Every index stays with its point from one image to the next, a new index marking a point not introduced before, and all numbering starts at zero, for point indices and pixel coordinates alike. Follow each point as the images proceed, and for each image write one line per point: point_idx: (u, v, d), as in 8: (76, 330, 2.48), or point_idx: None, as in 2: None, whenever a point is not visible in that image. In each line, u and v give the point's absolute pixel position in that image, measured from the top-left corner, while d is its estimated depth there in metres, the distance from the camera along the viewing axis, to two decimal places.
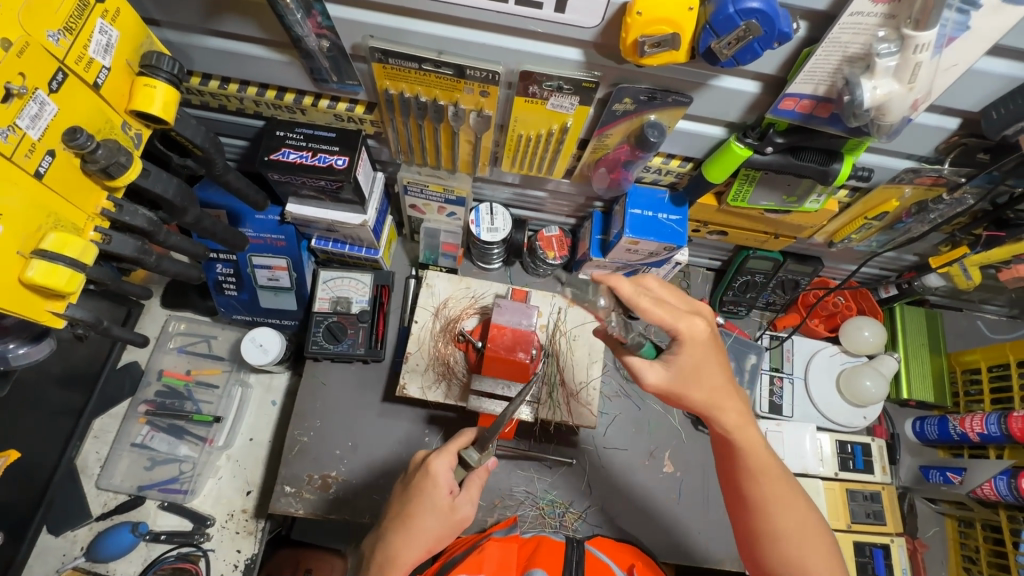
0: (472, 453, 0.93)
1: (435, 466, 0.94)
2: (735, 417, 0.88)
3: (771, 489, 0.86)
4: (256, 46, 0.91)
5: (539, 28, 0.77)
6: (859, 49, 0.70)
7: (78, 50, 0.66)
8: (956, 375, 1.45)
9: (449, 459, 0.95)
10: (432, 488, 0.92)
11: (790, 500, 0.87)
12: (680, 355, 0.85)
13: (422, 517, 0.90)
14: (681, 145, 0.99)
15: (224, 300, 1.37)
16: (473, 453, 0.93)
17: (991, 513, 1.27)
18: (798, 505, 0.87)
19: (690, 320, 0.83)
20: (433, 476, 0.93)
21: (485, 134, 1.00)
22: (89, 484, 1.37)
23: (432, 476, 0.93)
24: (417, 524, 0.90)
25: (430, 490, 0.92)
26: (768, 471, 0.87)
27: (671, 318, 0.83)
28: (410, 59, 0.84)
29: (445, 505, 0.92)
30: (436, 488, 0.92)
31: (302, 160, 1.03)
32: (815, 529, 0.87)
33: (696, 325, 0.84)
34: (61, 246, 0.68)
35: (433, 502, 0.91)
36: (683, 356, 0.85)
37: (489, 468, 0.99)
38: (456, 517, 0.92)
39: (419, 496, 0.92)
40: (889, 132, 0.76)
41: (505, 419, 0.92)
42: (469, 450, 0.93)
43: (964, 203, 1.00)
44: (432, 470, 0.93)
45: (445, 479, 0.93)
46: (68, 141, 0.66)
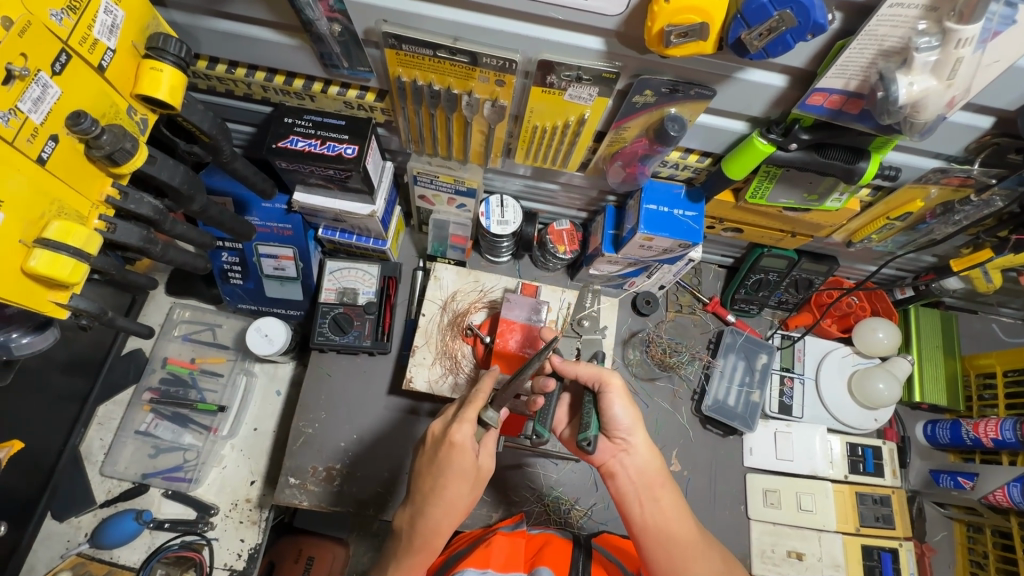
0: (492, 415, 0.90)
1: (457, 436, 0.88)
2: (656, 463, 0.99)
3: (691, 537, 0.92)
4: (264, 29, 0.88)
5: (560, 15, 0.74)
6: (896, 43, 0.66)
7: (82, 31, 0.64)
8: (970, 379, 1.43)
9: (469, 426, 0.90)
10: (459, 456, 0.88)
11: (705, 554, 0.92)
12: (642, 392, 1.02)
13: (456, 488, 0.89)
14: (701, 140, 0.96)
15: (229, 289, 1.35)
16: (493, 414, 0.90)
17: (1003, 519, 1.26)
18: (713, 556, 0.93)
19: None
20: (459, 446, 0.88)
21: (499, 125, 0.98)
22: (93, 471, 1.36)
23: (457, 447, 0.88)
24: (449, 494, 0.89)
25: (458, 459, 0.88)
26: (685, 516, 0.94)
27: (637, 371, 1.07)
28: (424, 46, 0.82)
29: (472, 467, 0.89)
30: (463, 456, 0.89)
31: (310, 148, 1.00)
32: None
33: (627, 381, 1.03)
34: (65, 235, 0.66)
35: (461, 470, 0.89)
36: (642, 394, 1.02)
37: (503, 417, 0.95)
38: (480, 474, 0.92)
39: (446, 465, 0.89)
40: (922, 130, 0.73)
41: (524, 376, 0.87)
42: (488, 411, 0.90)
43: (992, 206, 0.97)
44: (455, 440, 0.88)
45: (470, 444, 0.89)
46: (72, 126, 0.64)
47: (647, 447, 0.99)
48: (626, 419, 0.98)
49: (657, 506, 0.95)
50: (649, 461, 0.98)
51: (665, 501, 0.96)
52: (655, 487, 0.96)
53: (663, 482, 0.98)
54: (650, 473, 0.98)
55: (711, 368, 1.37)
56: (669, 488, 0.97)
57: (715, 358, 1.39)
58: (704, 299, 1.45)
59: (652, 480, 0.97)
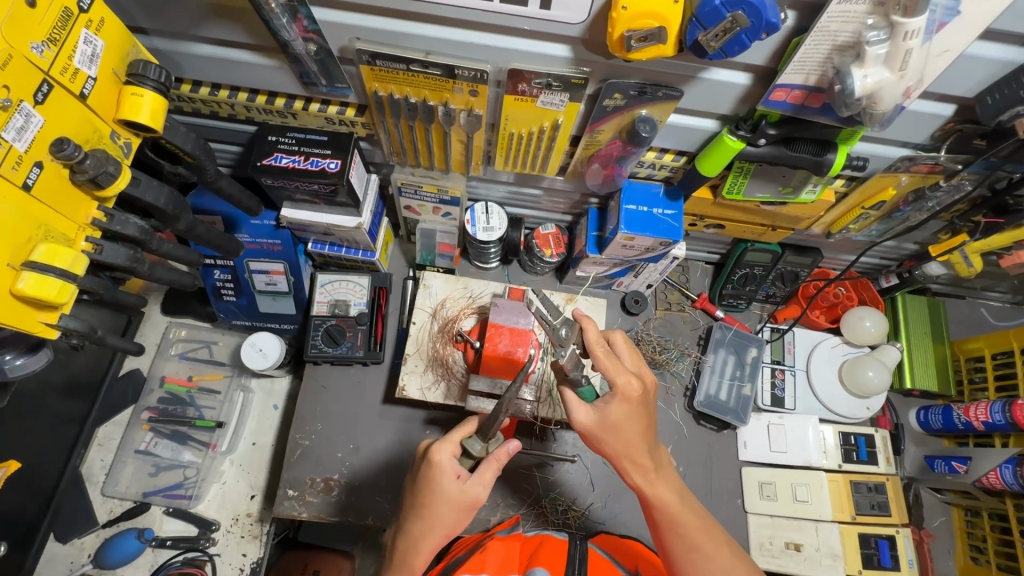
0: (475, 443, 0.88)
1: (436, 456, 0.85)
2: (643, 476, 0.90)
3: (691, 544, 0.88)
4: (243, 52, 0.91)
5: (526, 25, 0.77)
6: (849, 38, 0.69)
7: (63, 61, 0.66)
8: (960, 363, 1.44)
9: (451, 449, 0.86)
10: (439, 478, 0.84)
11: (709, 557, 0.88)
12: (611, 407, 0.86)
13: (439, 509, 0.84)
14: (674, 139, 0.98)
15: (223, 306, 1.37)
16: (477, 443, 0.87)
17: (998, 502, 1.26)
18: (721, 556, 0.88)
19: (628, 375, 0.87)
20: (437, 466, 0.85)
21: (476, 134, 1.00)
22: (95, 492, 1.38)
23: (437, 467, 0.85)
24: (433, 516, 0.84)
25: (438, 480, 0.84)
26: (697, 531, 0.89)
27: (611, 368, 0.87)
28: (398, 61, 0.84)
29: (454, 491, 0.84)
30: (444, 478, 0.85)
31: (294, 164, 1.03)
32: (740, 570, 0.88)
33: (608, 403, 0.87)
34: (51, 257, 0.68)
35: (443, 492, 0.84)
36: (612, 408, 0.86)
37: (510, 452, 0.88)
38: (467, 501, 0.85)
39: (428, 487, 0.85)
40: (882, 120, 0.75)
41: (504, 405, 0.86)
42: (472, 440, 0.88)
43: (962, 190, 0.99)
44: (433, 459, 0.85)
45: (451, 466, 0.85)
46: (55, 152, 0.66)
47: (628, 464, 0.89)
48: (599, 444, 0.89)
49: (655, 514, 0.91)
50: (638, 475, 0.90)
51: (661, 510, 0.90)
52: (647, 499, 0.90)
53: (655, 490, 0.90)
54: (652, 489, 0.90)
55: (702, 364, 1.39)
56: (663, 495, 0.90)
57: (705, 353, 1.41)
58: (693, 297, 1.47)
59: (643, 496, 0.91)
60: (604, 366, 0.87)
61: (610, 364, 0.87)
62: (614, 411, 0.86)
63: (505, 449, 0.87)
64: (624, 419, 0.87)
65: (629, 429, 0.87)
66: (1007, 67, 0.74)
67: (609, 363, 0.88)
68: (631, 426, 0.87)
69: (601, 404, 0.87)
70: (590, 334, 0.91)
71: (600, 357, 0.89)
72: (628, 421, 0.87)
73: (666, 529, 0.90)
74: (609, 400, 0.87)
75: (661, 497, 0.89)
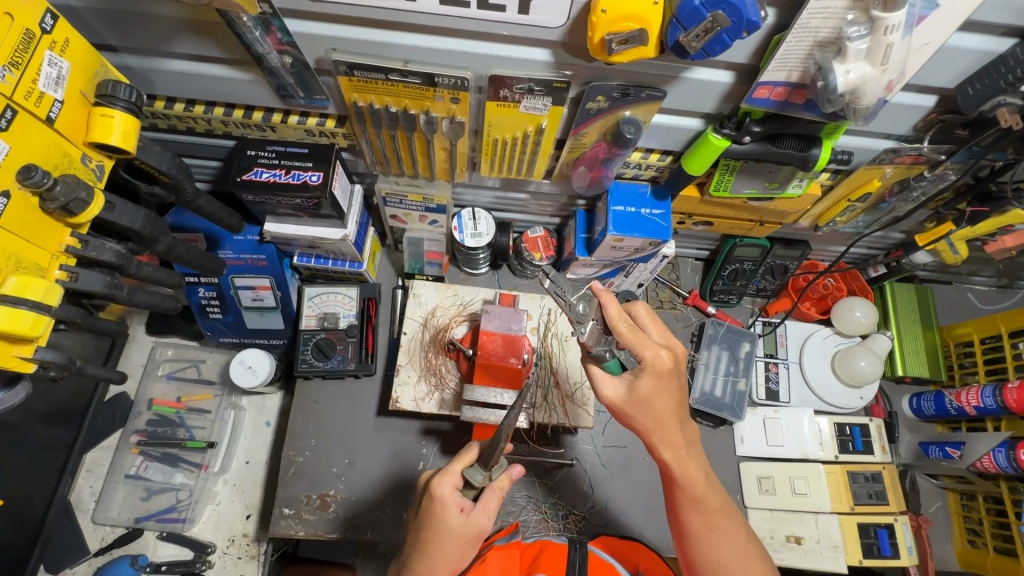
0: (476, 474, 0.85)
1: (438, 489, 0.84)
2: (673, 452, 0.87)
3: (711, 524, 0.87)
4: (217, 66, 0.89)
5: (506, 31, 0.76)
6: (830, 33, 0.69)
7: (27, 85, 0.64)
8: (949, 348, 1.45)
9: (452, 481, 0.85)
10: (442, 512, 0.83)
11: (728, 533, 0.87)
12: (640, 381, 0.83)
13: (442, 541, 0.82)
14: (659, 139, 0.98)
15: (209, 323, 1.35)
16: (478, 474, 0.84)
17: (993, 485, 1.27)
18: (738, 537, 0.87)
19: (656, 349, 0.83)
20: (439, 500, 0.83)
21: (460, 140, 0.99)
22: (85, 519, 1.35)
23: (439, 500, 0.84)
24: (438, 550, 0.83)
25: (441, 514, 0.83)
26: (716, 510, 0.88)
27: (636, 343, 0.83)
28: (376, 71, 0.82)
29: (458, 525, 0.83)
30: (447, 511, 0.83)
31: (275, 178, 1.01)
32: (760, 566, 0.86)
33: (637, 380, 0.84)
34: (23, 290, 0.66)
35: (447, 526, 0.83)
36: (641, 382, 0.83)
37: (512, 478, 0.88)
38: (472, 533, 0.83)
39: (430, 519, 0.84)
40: (865, 114, 0.75)
41: (503, 435, 0.81)
42: (473, 471, 0.85)
43: (946, 179, 1.00)
44: (435, 493, 0.84)
45: (453, 499, 0.84)
46: (24, 180, 0.64)
47: (659, 439, 0.86)
48: (629, 421, 0.86)
49: (678, 494, 0.89)
50: (664, 454, 0.87)
51: (686, 488, 0.87)
52: (675, 477, 0.88)
53: (684, 467, 0.87)
54: (676, 467, 0.87)
55: (696, 361, 1.38)
56: (691, 472, 0.87)
57: (699, 350, 1.40)
58: (684, 294, 1.47)
59: (670, 472, 0.88)
60: (629, 342, 0.83)
61: (635, 340, 0.83)
62: (644, 384, 0.83)
63: (511, 471, 0.88)
64: (653, 393, 0.84)
65: (658, 403, 0.84)
66: (987, 57, 0.74)
67: (634, 338, 0.83)
68: (659, 401, 0.84)
69: (630, 378, 0.85)
70: (608, 310, 0.83)
71: (624, 333, 0.84)
72: (657, 394, 0.84)
73: (689, 508, 0.88)
74: (639, 374, 0.83)
75: (689, 475, 0.87)
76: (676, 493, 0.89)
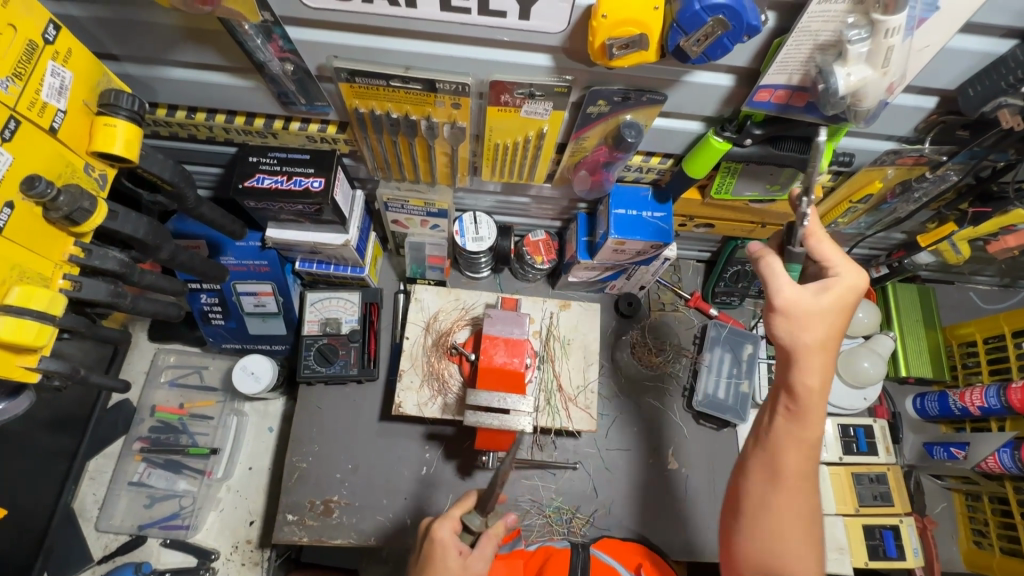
0: (474, 518, 0.87)
1: (438, 532, 0.85)
2: (819, 379, 0.80)
3: (778, 477, 0.84)
4: (218, 74, 0.89)
5: (506, 37, 0.76)
6: (830, 37, 0.69)
7: (30, 96, 0.64)
8: (953, 348, 1.45)
9: (452, 525, 0.87)
10: (441, 554, 0.84)
11: (804, 494, 0.84)
12: (818, 296, 0.79)
13: None
14: (660, 142, 0.98)
15: (212, 329, 1.35)
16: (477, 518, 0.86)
17: (998, 486, 1.27)
18: (802, 500, 0.83)
19: (855, 268, 0.80)
20: (439, 542, 0.84)
21: (461, 146, 0.99)
22: (88, 527, 1.35)
23: (439, 544, 0.84)
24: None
25: (440, 557, 0.83)
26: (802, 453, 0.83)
27: (779, 271, 0.80)
28: (377, 77, 0.83)
29: (457, 567, 0.83)
30: (446, 554, 0.84)
31: (277, 185, 1.01)
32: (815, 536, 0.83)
33: (819, 298, 0.79)
34: (27, 300, 0.66)
35: (445, 569, 0.82)
36: (824, 296, 0.79)
37: (507, 524, 0.91)
38: None
39: (429, 564, 0.83)
40: (867, 117, 0.75)
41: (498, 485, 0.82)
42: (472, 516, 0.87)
43: (948, 180, 1.00)
44: (436, 536, 0.85)
45: (453, 542, 0.85)
46: (27, 191, 0.64)
47: (808, 363, 0.80)
48: (800, 335, 0.80)
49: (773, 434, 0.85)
50: (812, 381, 0.80)
51: (795, 428, 0.83)
52: (801, 407, 0.82)
53: (813, 399, 0.81)
54: (808, 397, 0.81)
55: (698, 363, 1.39)
56: (814, 403, 0.82)
57: (701, 353, 1.40)
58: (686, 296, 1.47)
59: (799, 405, 0.82)
60: (775, 269, 0.80)
61: (778, 266, 0.80)
62: (801, 309, 0.79)
63: (505, 519, 0.90)
64: (811, 315, 0.79)
65: (829, 322, 0.79)
66: (987, 58, 0.75)
67: (778, 267, 0.80)
68: (834, 319, 0.79)
69: (785, 296, 0.80)
70: (811, 221, 0.80)
71: (824, 243, 0.81)
72: (818, 314, 0.79)
73: (771, 452, 0.84)
74: (786, 296, 0.79)
75: (814, 418, 0.82)
76: (773, 433, 0.85)
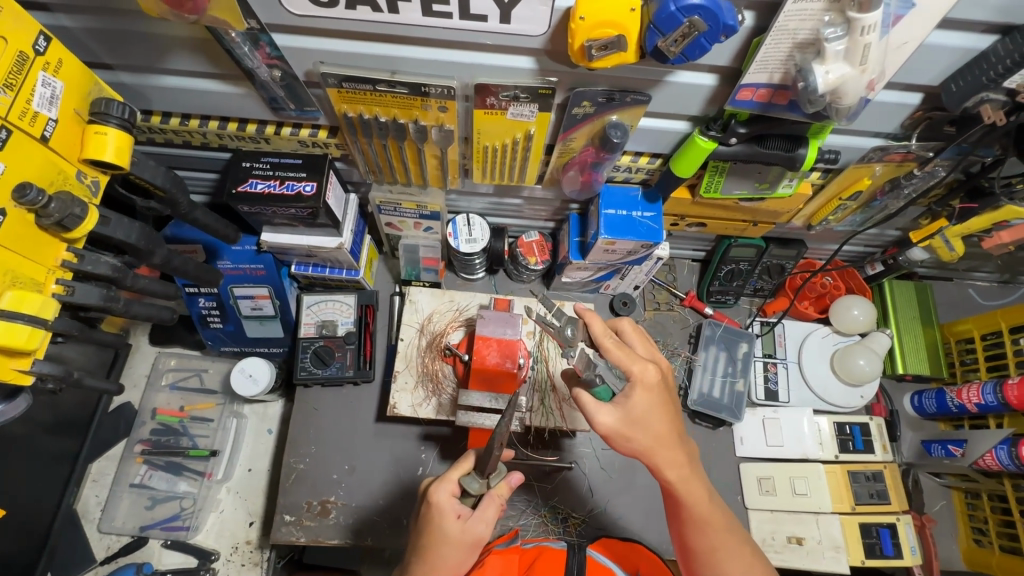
0: (473, 482, 0.86)
1: (435, 495, 0.85)
2: (677, 471, 0.86)
3: (712, 545, 0.87)
4: (210, 82, 0.91)
5: (489, 40, 0.77)
6: (808, 35, 0.69)
7: (22, 105, 0.66)
8: (951, 345, 1.44)
9: (451, 488, 0.87)
10: (440, 519, 0.84)
11: (737, 546, 0.88)
12: (632, 400, 0.83)
13: (442, 551, 0.83)
14: (648, 142, 0.98)
15: (210, 333, 1.37)
16: (475, 482, 0.85)
17: (996, 483, 1.26)
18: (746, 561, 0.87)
19: (643, 363, 0.83)
20: (437, 507, 0.85)
21: (450, 148, 1.00)
22: (91, 528, 1.37)
23: (437, 507, 0.85)
24: (437, 559, 0.83)
25: (437, 520, 0.84)
26: (713, 527, 0.87)
27: (625, 358, 0.83)
28: (364, 82, 0.84)
29: (456, 532, 0.83)
30: (444, 518, 0.84)
31: (270, 190, 1.02)
32: (759, 567, 0.87)
33: (629, 403, 0.83)
34: (19, 304, 0.68)
35: (444, 533, 0.83)
36: (634, 400, 0.83)
37: (512, 484, 0.89)
38: (469, 540, 0.84)
39: (428, 527, 0.85)
40: (848, 114, 0.76)
41: (495, 443, 0.81)
42: (471, 479, 0.86)
43: (937, 176, 1.00)
44: (433, 500, 0.85)
45: (450, 507, 0.85)
46: (19, 198, 0.66)
47: (662, 460, 0.85)
48: (625, 443, 0.84)
49: (682, 512, 0.88)
50: (668, 473, 0.86)
51: (689, 509, 0.87)
52: (678, 496, 0.87)
53: (687, 486, 0.86)
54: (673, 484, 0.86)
55: (693, 362, 1.38)
56: (693, 491, 0.86)
57: (696, 352, 1.40)
58: (681, 295, 1.47)
59: (673, 493, 0.87)
60: (618, 358, 0.84)
61: (623, 355, 0.84)
62: (637, 404, 0.83)
63: (511, 480, 0.89)
64: (647, 412, 0.83)
65: (656, 421, 0.83)
66: (968, 54, 0.75)
67: (622, 353, 0.84)
68: (656, 418, 0.84)
69: (622, 400, 0.83)
70: (595, 326, 0.85)
71: (610, 349, 0.84)
72: (651, 411, 0.83)
73: (692, 526, 0.87)
74: (630, 392, 0.83)
75: (693, 495, 0.86)
76: (685, 509, 0.87)
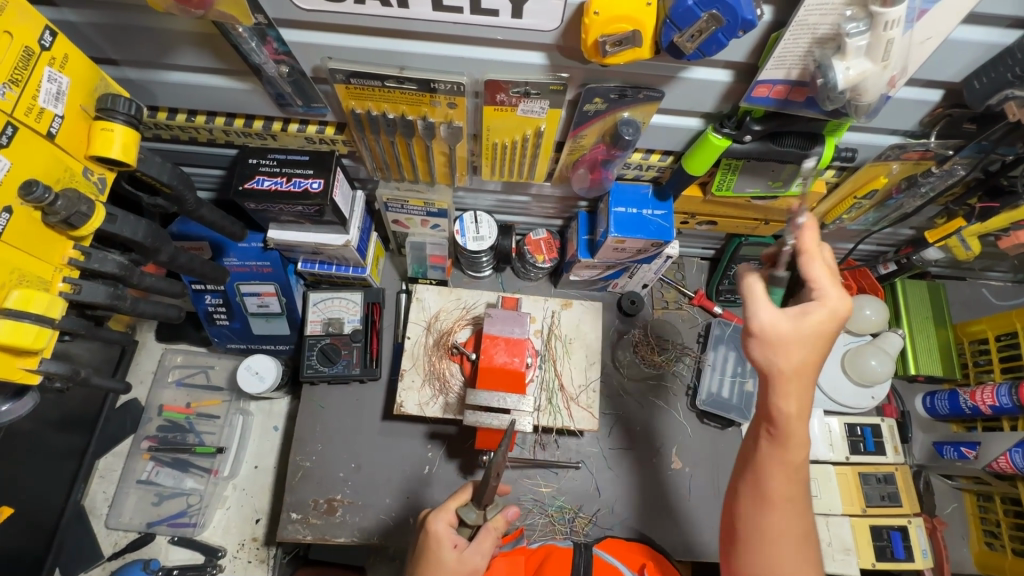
0: (469, 512, 0.86)
1: (432, 525, 0.86)
2: (799, 405, 0.71)
3: (784, 497, 0.73)
4: (216, 77, 0.90)
5: (501, 35, 0.76)
6: (829, 30, 0.67)
7: (27, 101, 0.65)
8: (964, 346, 1.42)
9: (447, 518, 0.87)
10: (435, 546, 0.84)
11: (797, 519, 0.74)
12: (812, 316, 0.69)
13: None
14: (660, 139, 0.97)
15: (217, 330, 1.37)
16: (471, 512, 0.86)
17: (1010, 486, 1.24)
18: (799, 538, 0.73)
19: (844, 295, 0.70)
20: (432, 534, 0.85)
21: (458, 145, 0.98)
22: (98, 524, 1.37)
23: (433, 536, 0.85)
24: None
25: (436, 550, 0.84)
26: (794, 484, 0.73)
27: (826, 280, 0.71)
28: (372, 78, 0.83)
29: (451, 560, 0.83)
30: (441, 547, 0.84)
31: (276, 187, 1.01)
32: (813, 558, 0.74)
33: (804, 323, 0.70)
34: (26, 303, 0.67)
35: (440, 560, 0.83)
36: (811, 319, 0.69)
37: (509, 518, 0.87)
38: (466, 570, 0.82)
39: (423, 555, 0.85)
40: (867, 111, 0.74)
41: (490, 475, 0.82)
42: (467, 510, 0.86)
43: (955, 174, 0.98)
44: (429, 529, 0.86)
45: (447, 534, 0.85)
46: (25, 196, 0.66)
47: (786, 383, 0.70)
48: (777, 350, 0.70)
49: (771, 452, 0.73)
50: (789, 402, 0.71)
51: (785, 454, 0.72)
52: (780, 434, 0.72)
53: (796, 428, 0.72)
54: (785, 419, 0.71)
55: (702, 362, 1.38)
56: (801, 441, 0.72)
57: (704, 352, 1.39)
58: (690, 294, 1.46)
59: (779, 422, 0.72)
60: (823, 276, 0.71)
61: (830, 276, 0.71)
62: (813, 321, 0.69)
63: (507, 509, 0.88)
64: (817, 337, 0.69)
65: (813, 352, 0.70)
66: (992, 49, 0.73)
67: (830, 276, 0.71)
68: (821, 347, 0.70)
69: (800, 312, 0.70)
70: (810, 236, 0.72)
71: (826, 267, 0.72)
72: (817, 342, 0.70)
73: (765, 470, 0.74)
74: (812, 308, 0.70)
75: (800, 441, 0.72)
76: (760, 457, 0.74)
